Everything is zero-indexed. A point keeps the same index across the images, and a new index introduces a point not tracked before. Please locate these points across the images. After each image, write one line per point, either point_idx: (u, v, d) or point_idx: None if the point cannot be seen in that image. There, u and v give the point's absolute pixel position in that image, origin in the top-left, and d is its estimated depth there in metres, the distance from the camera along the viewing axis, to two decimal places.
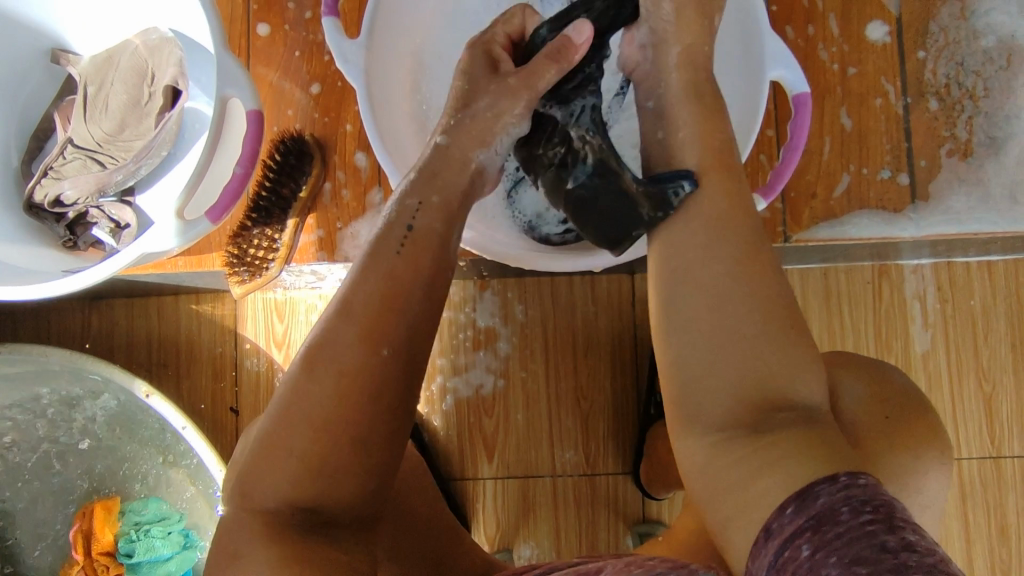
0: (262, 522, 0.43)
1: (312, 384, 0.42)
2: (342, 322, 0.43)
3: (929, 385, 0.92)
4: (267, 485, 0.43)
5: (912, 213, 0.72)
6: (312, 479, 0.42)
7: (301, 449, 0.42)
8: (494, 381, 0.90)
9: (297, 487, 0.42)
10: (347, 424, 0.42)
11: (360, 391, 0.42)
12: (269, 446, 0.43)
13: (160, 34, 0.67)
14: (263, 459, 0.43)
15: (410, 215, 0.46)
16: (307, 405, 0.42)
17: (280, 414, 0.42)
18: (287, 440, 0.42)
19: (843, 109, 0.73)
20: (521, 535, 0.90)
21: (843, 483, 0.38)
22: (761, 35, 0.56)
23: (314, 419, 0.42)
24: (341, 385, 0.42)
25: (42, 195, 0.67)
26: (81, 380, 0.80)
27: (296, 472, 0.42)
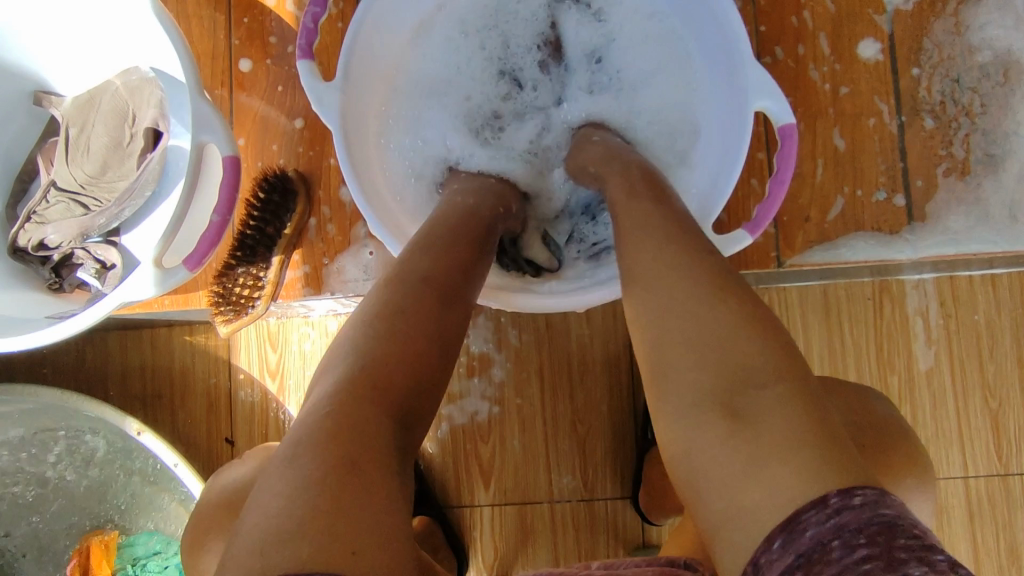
0: (376, 423, 0.38)
1: (433, 294, 0.45)
2: (436, 250, 0.49)
3: (934, 402, 0.90)
4: (387, 389, 0.40)
5: (909, 234, 0.70)
6: (418, 378, 0.42)
7: (426, 357, 0.43)
8: (489, 408, 0.89)
9: (412, 393, 0.41)
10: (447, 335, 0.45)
11: (454, 307, 0.46)
12: (389, 347, 0.42)
13: (140, 74, 0.67)
14: (370, 350, 0.41)
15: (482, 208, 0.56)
16: (427, 317, 0.44)
17: (392, 314, 0.43)
18: (399, 334, 0.42)
19: (836, 129, 0.71)
20: (520, 562, 0.89)
21: (834, 509, 0.33)
22: (743, 65, 0.54)
23: (421, 321, 0.44)
24: (440, 295, 0.46)
25: (25, 239, 0.66)
26: (73, 417, 0.79)
27: (415, 376, 0.42)
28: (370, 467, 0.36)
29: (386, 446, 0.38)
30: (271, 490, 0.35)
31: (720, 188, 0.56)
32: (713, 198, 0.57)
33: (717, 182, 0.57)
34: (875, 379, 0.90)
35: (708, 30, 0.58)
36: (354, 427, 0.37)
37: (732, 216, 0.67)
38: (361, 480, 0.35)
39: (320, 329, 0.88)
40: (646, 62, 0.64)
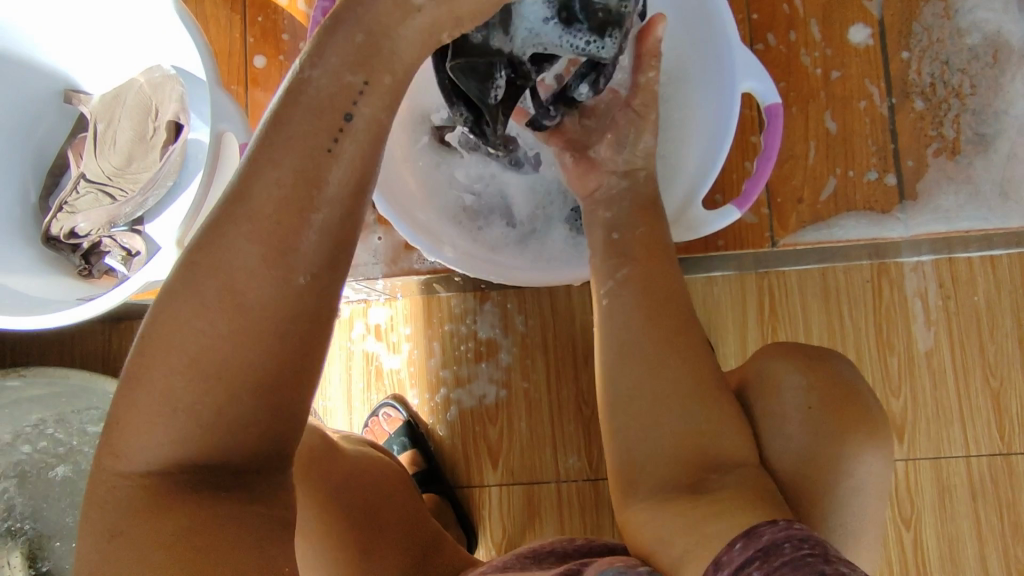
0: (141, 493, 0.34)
1: (187, 320, 0.33)
2: (221, 240, 0.33)
3: (935, 382, 0.91)
4: (144, 453, 0.34)
5: (901, 213, 0.72)
6: (199, 438, 0.34)
7: (190, 404, 0.33)
8: (496, 391, 0.92)
9: (190, 454, 0.34)
10: (236, 374, 0.33)
11: (247, 329, 0.33)
12: (142, 403, 0.34)
13: (163, 71, 0.71)
14: (127, 417, 0.34)
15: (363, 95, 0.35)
16: (176, 358, 0.33)
17: (156, 350, 0.33)
18: (157, 390, 0.33)
19: (827, 113, 0.73)
20: (529, 540, 0.91)
21: (784, 525, 0.43)
22: (730, 50, 0.57)
23: (189, 364, 0.33)
24: (223, 319, 0.33)
25: (57, 228, 0.71)
26: (102, 400, 0.84)
27: (183, 430, 0.34)
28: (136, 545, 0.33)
29: (168, 530, 0.33)
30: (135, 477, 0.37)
31: (710, 169, 0.59)
32: (701, 181, 0.60)
33: (706, 166, 0.60)
34: (876, 360, 0.92)
35: (698, 21, 0.60)
36: (127, 507, 0.34)
37: (728, 194, 0.69)
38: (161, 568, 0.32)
39: None
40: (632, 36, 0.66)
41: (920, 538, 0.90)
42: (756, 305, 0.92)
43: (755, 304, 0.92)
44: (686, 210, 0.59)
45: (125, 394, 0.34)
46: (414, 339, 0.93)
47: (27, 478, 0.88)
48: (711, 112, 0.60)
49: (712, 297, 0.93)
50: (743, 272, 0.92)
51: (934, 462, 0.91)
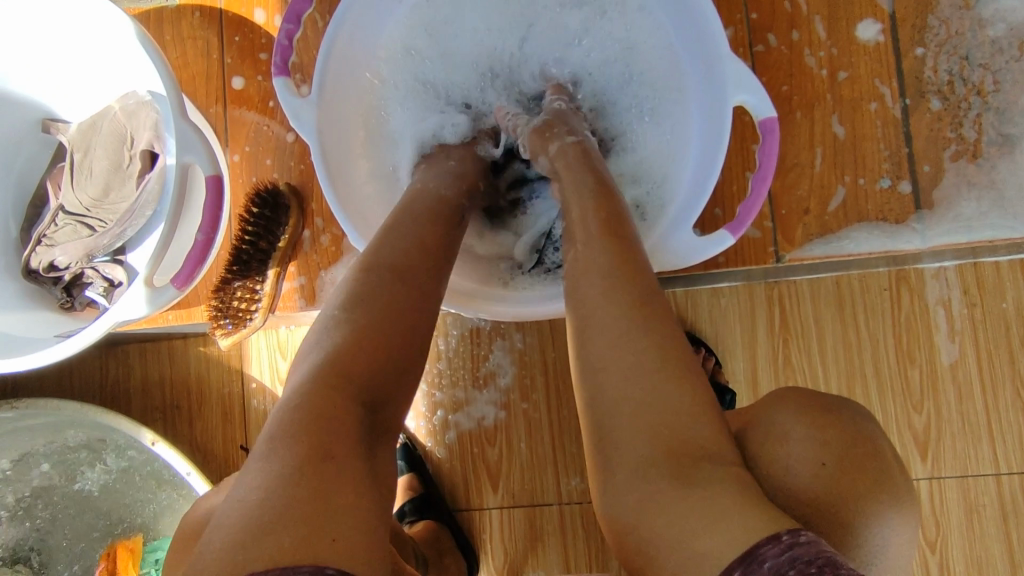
0: (321, 400, 0.40)
1: (394, 289, 0.46)
2: (418, 245, 0.50)
3: (961, 396, 0.86)
4: (342, 371, 0.42)
5: (917, 222, 0.67)
6: (389, 370, 0.44)
7: (377, 340, 0.44)
8: (495, 413, 0.88)
9: (376, 380, 0.43)
10: (421, 333, 0.47)
11: (431, 305, 0.48)
12: (347, 335, 0.43)
13: (137, 97, 0.69)
14: (342, 343, 0.43)
15: (466, 196, 0.58)
16: (392, 306, 0.45)
17: (373, 298, 0.45)
18: (374, 326, 0.44)
19: (834, 116, 0.68)
20: (530, 565, 0.87)
21: (787, 542, 0.37)
22: (720, 60, 0.54)
23: (398, 317, 0.45)
24: (419, 295, 0.48)
25: (37, 262, 0.70)
26: (93, 428, 0.82)
27: (379, 360, 0.43)
28: (317, 433, 0.38)
29: (351, 437, 0.39)
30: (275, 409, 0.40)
31: (702, 189, 0.55)
32: (690, 206, 0.55)
33: (695, 191, 0.55)
34: (895, 374, 0.86)
35: (689, 47, 0.57)
36: (326, 413, 0.39)
37: (728, 208, 0.65)
38: (348, 467, 0.38)
39: None
40: (615, 58, 0.63)
41: (946, 561, 0.85)
42: (766, 317, 0.88)
43: (765, 316, 0.88)
44: (672, 236, 0.55)
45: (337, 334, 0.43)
46: None
47: (28, 505, 0.88)
48: (703, 136, 0.57)
49: (719, 309, 0.89)
50: (750, 282, 0.87)
51: (961, 480, 0.85)
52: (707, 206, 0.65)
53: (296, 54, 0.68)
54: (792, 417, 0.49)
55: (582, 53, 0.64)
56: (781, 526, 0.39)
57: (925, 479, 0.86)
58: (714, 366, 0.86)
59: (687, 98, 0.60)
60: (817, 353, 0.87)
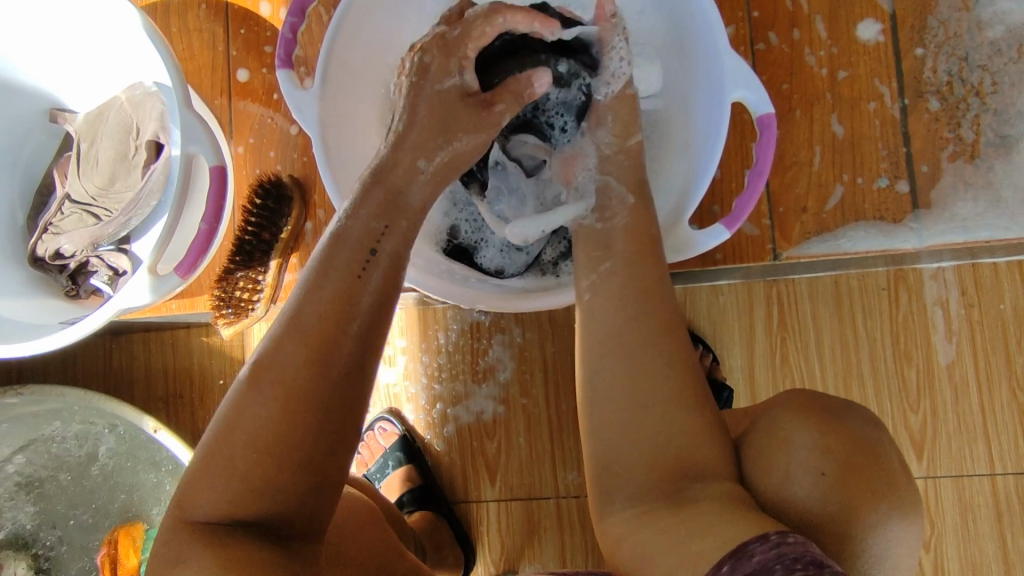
0: (193, 541, 0.41)
1: (252, 409, 0.41)
2: (289, 338, 0.42)
3: (956, 396, 0.86)
4: (202, 504, 0.41)
5: (914, 222, 0.68)
6: (256, 496, 0.41)
7: (234, 477, 0.41)
8: (494, 407, 0.89)
9: (242, 509, 0.41)
10: (295, 447, 0.41)
11: (306, 408, 0.42)
12: (206, 462, 0.42)
13: (143, 88, 0.70)
14: (203, 472, 0.42)
15: (376, 238, 0.46)
16: (252, 429, 0.41)
17: (235, 421, 0.41)
18: (231, 452, 0.41)
19: (833, 116, 0.69)
20: (527, 557, 0.88)
21: (775, 541, 0.38)
22: (718, 56, 0.54)
23: (256, 441, 0.41)
24: (289, 401, 0.41)
25: (43, 250, 0.71)
26: (96, 416, 0.83)
27: (238, 489, 0.41)
28: (197, 564, 0.39)
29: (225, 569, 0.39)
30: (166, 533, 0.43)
31: (699, 183, 0.55)
32: (687, 199, 0.56)
33: (692, 185, 0.56)
34: (892, 373, 0.87)
35: (691, 39, 0.57)
36: (196, 546, 0.40)
37: (726, 204, 0.65)
38: None
39: None
40: None
41: (940, 560, 0.85)
42: (763, 315, 0.88)
43: (763, 314, 0.88)
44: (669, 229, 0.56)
45: (201, 460, 0.42)
46: (409, 353, 0.90)
47: (32, 491, 0.89)
48: (700, 131, 0.57)
49: (718, 306, 0.89)
50: (749, 280, 0.88)
51: (955, 480, 0.86)
52: (705, 202, 0.66)
53: (300, 47, 0.69)
54: (791, 415, 0.48)
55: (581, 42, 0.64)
56: (768, 528, 0.39)
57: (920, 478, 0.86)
58: (712, 363, 0.87)
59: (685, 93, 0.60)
60: (814, 352, 0.88)
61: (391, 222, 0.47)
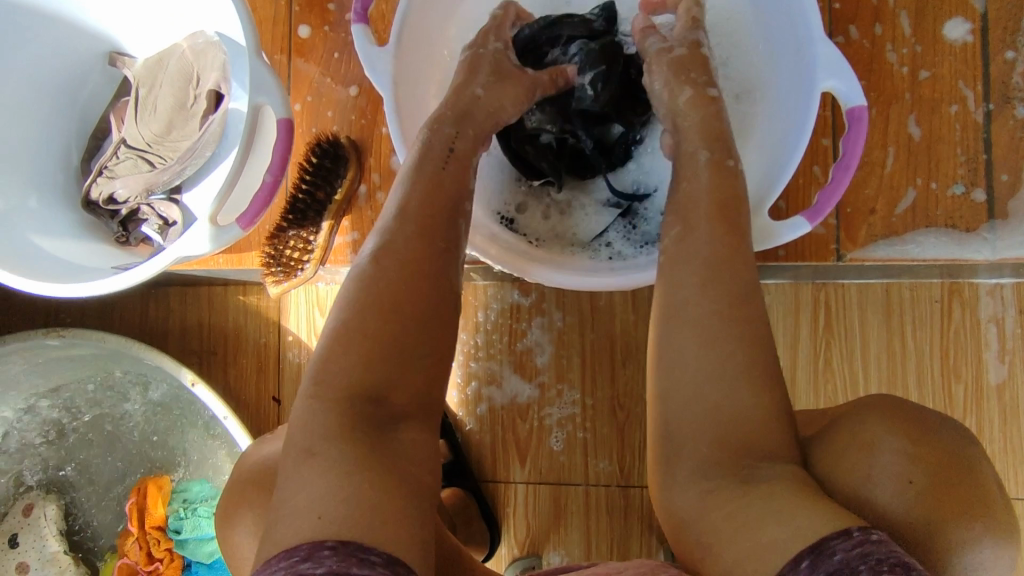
0: (335, 412, 0.43)
1: (368, 287, 0.46)
2: (398, 223, 0.49)
3: (1006, 417, 0.84)
4: (338, 379, 0.44)
5: (989, 232, 0.66)
6: (388, 362, 0.45)
7: (364, 340, 0.45)
8: (530, 390, 0.88)
9: (378, 375, 0.44)
10: (415, 309, 0.47)
11: (417, 279, 0.48)
12: (336, 342, 0.45)
13: (206, 37, 0.69)
14: (334, 349, 0.45)
15: (451, 141, 0.53)
16: (375, 301, 0.46)
17: (359, 299, 0.46)
18: (362, 326, 0.45)
19: (911, 116, 0.66)
20: (552, 542, 0.87)
21: (858, 538, 0.36)
22: (811, 43, 0.52)
23: (382, 308, 0.46)
24: (402, 272, 0.47)
25: (96, 193, 0.70)
26: (136, 363, 0.83)
27: (365, 356, 0.45)
28: (336, 446, 0.41)
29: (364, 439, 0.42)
30: (292, 433, 0.43)
31: (778, 179, 0.54)
32: (765, 192, 0.55)
33: (773, 177, 0.55)
34: (940, 388, 0.85)
35: (783, 24, 0.55)
36: (333, 423, 0.42)
37: (793, 202, 0.64)
38: (380, 465, 0.41)
39: None
40: None
41: None
42: (811, 318, 0.86)
43: (810, 317, 0.86)
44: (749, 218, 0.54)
45: (328, 342, 0.45)
46: None
47: (67, 433, 0.89)
48: (784, 125, 0.56)
49: (764, 305, 0.87)
50: (798, 281, 0.86)
51: None
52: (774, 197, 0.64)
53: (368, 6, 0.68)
54: None
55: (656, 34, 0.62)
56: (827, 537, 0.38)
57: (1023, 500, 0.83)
58: None
59: (769, 80, 0.58)
60: (860, 359, 0.86)
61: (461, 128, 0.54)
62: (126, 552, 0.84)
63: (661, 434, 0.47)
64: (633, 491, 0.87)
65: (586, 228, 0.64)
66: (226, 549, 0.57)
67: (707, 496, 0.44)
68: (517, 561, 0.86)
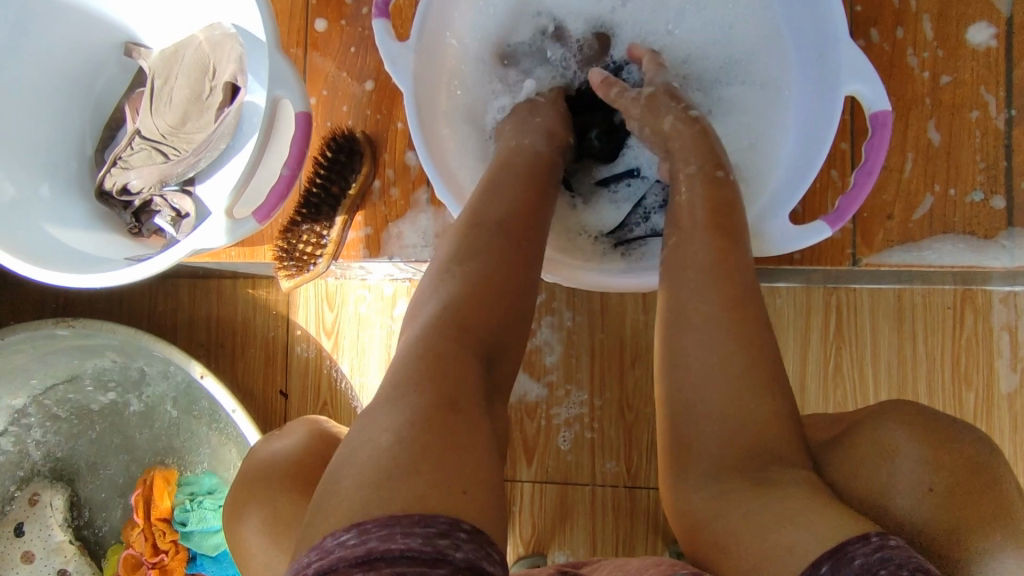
0: (464, 349, 0.41)
1: (497, 246, 0.47)
2: (520, 195, 0.51)
3: (1016, 425, 0.83)
4: (465, 320, 0.43)
5: (1007, 239, 0.65)
6: (503, 323, 0.45)
7: (491, 293, 0.45)
8: (538, 390, 0.87)
9: (494, 332, 0.44)
10: (530, 282, 0.48)
11: (533, 254, 0.49)
12: (462, 287, 0.44)
13: (223, 29, 0.68)
14: (464, 292, 0.44)
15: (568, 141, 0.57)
16: (502, 260, 0.46)
17: (485, 254, 0.46)
18: (491, 280, 0.45)
19: (931, 121, 0.66)
20: (557, 541, 0.87)
21: (877, 543, 0.36)
22: (836, 46, 0.52)
23: (509, 269, 0.46)
24: (525, 243, 0.48)
25: (110, 184, 0.70)
26: (146, 354, 0.83)
27: (488, 311, 0.44)
28: (464, 382, 0.39)
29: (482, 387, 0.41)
30: (408, 360, 0.40)
31: (799, 183, 0.54)
32: (787, 194, 0.54)
33: (794, 180, 0.54)
34: (950, 395, 0.84)
35: (809, 27, 0.55)
36: (462, 362, 0.41)
37: (809, 206, 0.63)
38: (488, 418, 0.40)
39: (376, 293, 0.89)
40: (711, 36, 0.61)
41: None
42: (821, 322, 0.86)
43: (821, 321, 0.86)
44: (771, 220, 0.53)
45: (455, 286, 0.44)
46: None
47: (75, 422, 0.89)
48: (807, 128, 0.56)
49: (775, 308, 0.87)
50: (810, 285, 0.85)
51: None
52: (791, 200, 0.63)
53: None
54: None
55: (676, 36, 0.62)
56: None
57: None
58: None
59: (790, 83, 0.58)
60: (870, 364, 0.86)
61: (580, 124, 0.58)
62: (131, 543, 0.84)
63: (676, 438, 0.46)
64: (639, 493, 0.86)
65: (608, 233, 0.63)
66: (234, 544, 0.57)
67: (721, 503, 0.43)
68: (521, 560, 0.86)
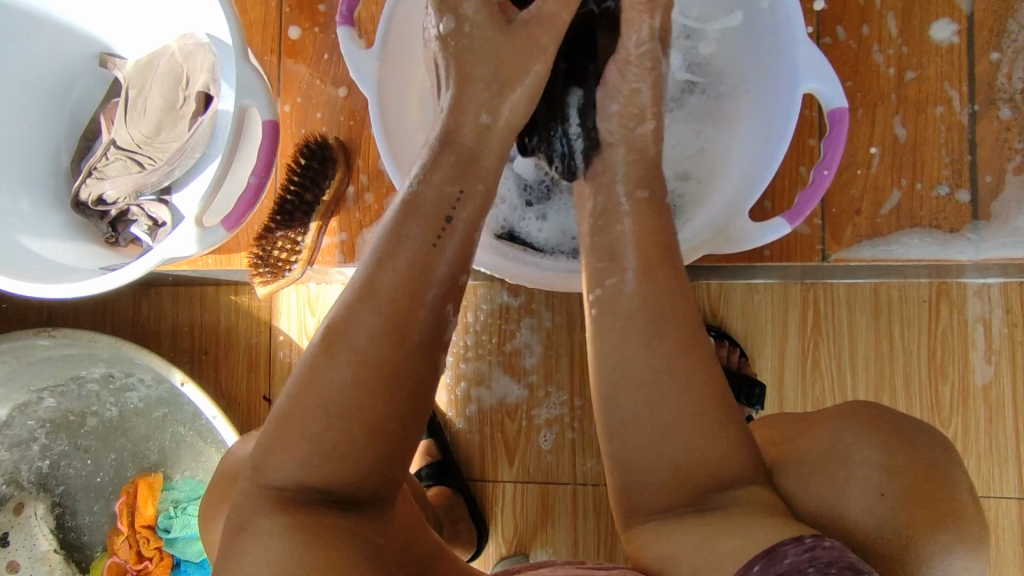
0: (274, 500, 0.41)
1: (328, 376, 0.41)
2: (366, 301, 0.43)
3: (991, 417, 0.84)
4: (280, 468, 0.41)
5: (972, 233, 0.66)
6: (345, 460, 0.41)
7: (319, 434, 0.41)
8: (519, 392, 0.88)
9: (330, 474, 0.41)
10: (381, 406, 0.42)
11: (383, 374, 0.42)
12: (286, 427, 0.42)
13: (196, 39, 0.69)
14: (281, 436, 0.41)
15: (451, 205, 0.47)
16: (333, 394, 0.41)
17: (312, 388, 0.41)
18: (318, 419, 0.41)
19: (897, 117, 0.67)
20: (539, 541, 0.87)
21: (809, 545, 0.38)
22: (794, 46, 0.53)
23: (341, 403, 0.41)
24: (366, 366, 0.42)
25: (86, 194, 0.71)
26: (128, 363, 0.83)
27: (319, 450, 0.41)
28: (266, 542, 0.39)
29: (314, 534, 0.39)
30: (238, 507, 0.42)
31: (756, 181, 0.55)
32: (746, 192, 0.56)
33: (752, 177, 0.56)
34: (926, 388, 0.85)
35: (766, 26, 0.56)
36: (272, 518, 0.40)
37: (777, 201, 0.64)
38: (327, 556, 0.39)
39: None
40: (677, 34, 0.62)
41: None
42: (798, 317, 0.87)
43: (798, 317, 0.87)
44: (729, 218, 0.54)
45: (280, 424, 0.42)
46: None
47: (60, 431, 0.90)
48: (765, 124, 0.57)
49: (752, 305, 0.88)
50: (787, 281, 0.86)
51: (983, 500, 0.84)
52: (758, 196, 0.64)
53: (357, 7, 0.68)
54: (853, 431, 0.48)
55: None
56: (800, 533, 0.39)
57: (1013, 498, 0.84)
58: (741, 360, 0.86)
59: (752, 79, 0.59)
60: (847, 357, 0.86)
61: (466, 188, 0.48)
62: (116, 550, 0.85)
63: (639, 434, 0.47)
64: None
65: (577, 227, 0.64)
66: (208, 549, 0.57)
67: (683, 495, 0.44)
68: (504, 560, 0.87)
